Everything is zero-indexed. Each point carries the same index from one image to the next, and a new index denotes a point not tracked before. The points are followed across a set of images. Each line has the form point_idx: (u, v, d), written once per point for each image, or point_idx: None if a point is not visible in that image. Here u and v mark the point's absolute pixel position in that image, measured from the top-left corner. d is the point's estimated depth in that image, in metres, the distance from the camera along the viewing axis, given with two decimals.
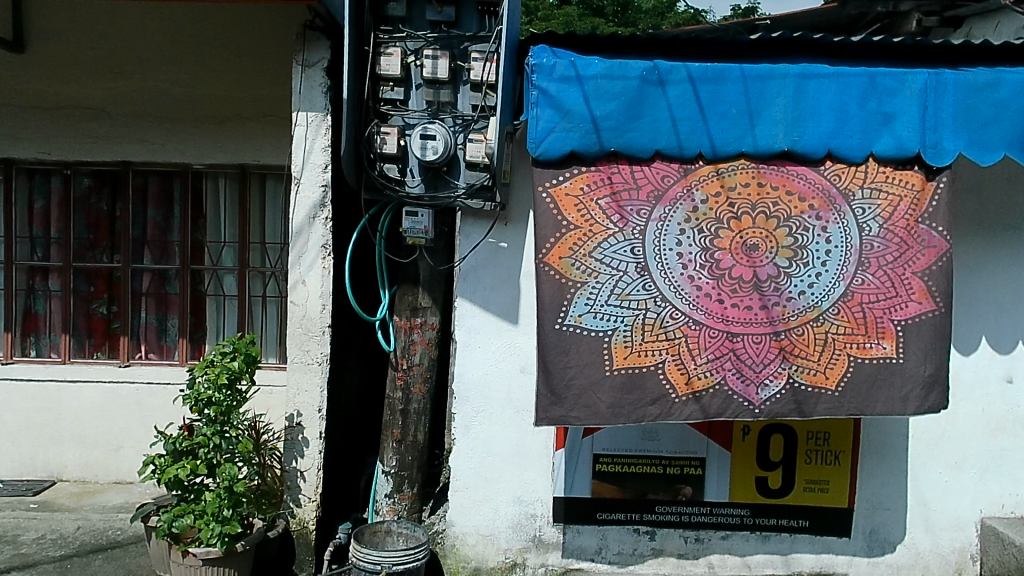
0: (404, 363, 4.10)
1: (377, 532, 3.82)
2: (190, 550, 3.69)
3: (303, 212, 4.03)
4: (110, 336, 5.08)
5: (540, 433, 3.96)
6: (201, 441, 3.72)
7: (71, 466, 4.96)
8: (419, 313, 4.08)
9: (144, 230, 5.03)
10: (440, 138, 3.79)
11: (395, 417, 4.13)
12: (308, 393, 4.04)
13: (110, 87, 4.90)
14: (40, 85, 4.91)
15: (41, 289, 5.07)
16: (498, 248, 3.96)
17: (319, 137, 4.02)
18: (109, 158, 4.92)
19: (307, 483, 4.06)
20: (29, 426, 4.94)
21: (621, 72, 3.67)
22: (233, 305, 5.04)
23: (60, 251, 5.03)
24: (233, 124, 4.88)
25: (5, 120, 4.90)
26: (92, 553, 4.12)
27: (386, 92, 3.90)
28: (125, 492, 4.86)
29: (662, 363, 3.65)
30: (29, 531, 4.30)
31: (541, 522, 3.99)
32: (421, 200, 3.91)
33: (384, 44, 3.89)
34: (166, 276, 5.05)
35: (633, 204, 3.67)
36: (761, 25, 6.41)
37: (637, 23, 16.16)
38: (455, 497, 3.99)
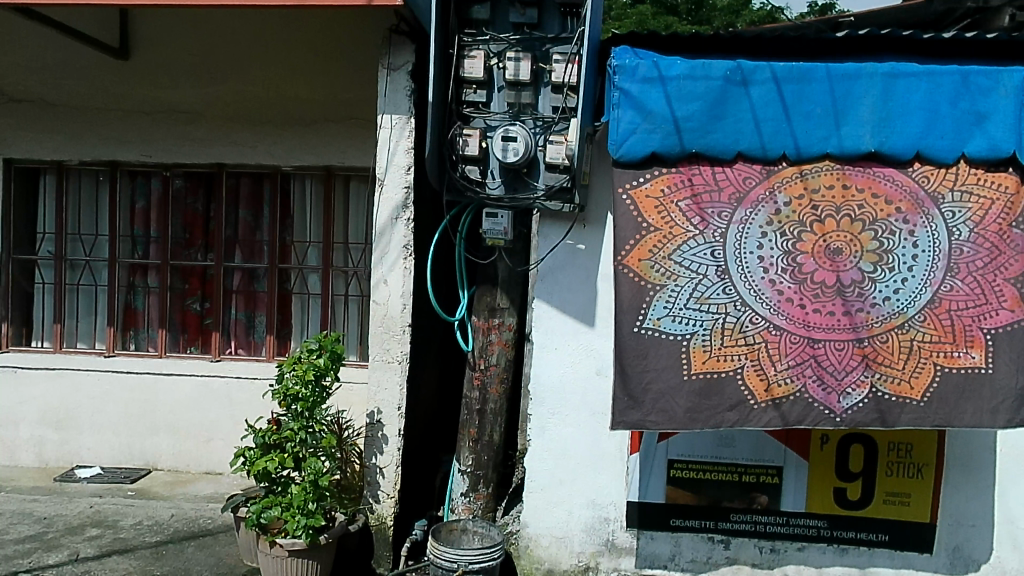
0: (482, 363, 4.15)
1: (453, 529, 3.86)
2: (277, 541, 3.78)
3: (386, 213, 4.11)
4: (203, 331, 5.32)
5: (615, 436, 3.94)
6: (288, 435, 3.85)
7: (166, 455, 5.22)
8: (497, 313, 4.12)
9: (235, 229, 5.25)
10: (521, 140, 3.84)
11: (471, 416, 4.18)
12: (388, 391, 4.13)
13: (206, 92, 5.12)
14: (144, 91, 5.17)
15: (141, 286, 5.34)
16: (576, 250, 3.96)
17: (403, 139, 4.10)
18: (204, 160, 5.15)
19: (386, 479, 4.13)
20: (128, 416, 5.21)
21: (704, 73, 3.65)
22: (317, 303, 5.21)
23: (158, 249, 5.30)
24: (320, 127, 5.04)
25: (110, 124, 5.18)
26: (185, 540, 4.32)
27: (469, 95, 3.95)
28: (214, 482, 5.07)
29: (741, 368, 3.56)
30: (127, 517, 4.54)
31: (614, 527, 3.96)
32: (501, 201, 3.94)
33: (467, 47, 3.94)
34: (255, 275, 5.26)
35: (714, 206, 3.61)
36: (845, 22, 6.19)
37: (712, 21, 15.22)
38: (530, 498, 4.01)
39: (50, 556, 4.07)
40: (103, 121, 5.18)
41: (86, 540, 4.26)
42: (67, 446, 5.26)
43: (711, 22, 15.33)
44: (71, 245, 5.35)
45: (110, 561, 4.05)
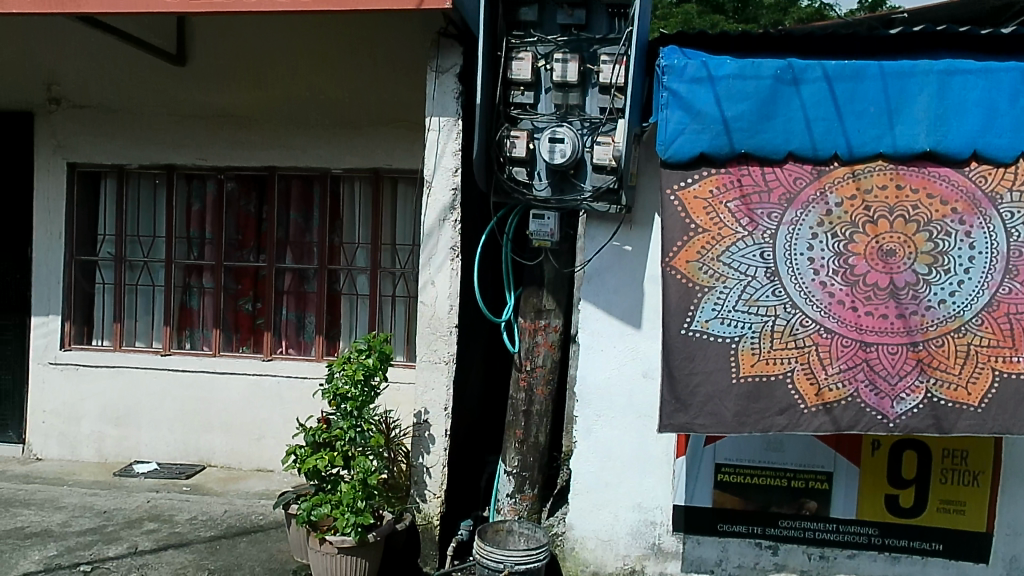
0: (529, 364, 4.15)
1: (499, 530, 3.86)
2: (327, 538, 3.84)
3: (433, 214, 4.14)
4: (254, 331, 5.43)
5: (661, 439, 3.91)
6: (338, 434, 3.92)
7: (219, 452, 5.33)
8: (543, 315, 4.12)
9: (286, 231, 5.35)
10: (568, 141, 3.82)
11: (518, 417, 4.19)
12: (435, 391, 4.16)
13: (260, 96, 5.22)
14: (200, 96, 5.29)
15: (196, 286, 5.48)
16: (622, 251, 3.94)
17: (451, 141, 4.13)
18: (257, 164, 5.26)
19: (432, 479, 4.17)
20: (183, 413, 5.34)
21: (754, 72, 3.65)
22: (365, 304, 5.27)
23: (213, 250, 5.43)
24: (369, 130, 5.10)
25: (168, 128, 5.32)
26: (237, 536, 4.41)
27: (516, 96, 3.96)
28: (266, 479, 5.17)
29: (791, 371, 3.49)
30: (182, 512, 4.65)
31: (660, 530, 3.93)
32: (548, 203, 3.94)
33: (516, 49, 3.95)
34: (306, 275, 5.35)
35: (763, 207, 3.57)
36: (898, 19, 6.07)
37: (758, 19, 14.70)
38: (575, 500, 4.00)
39: (110, 549, 4.19)
40: (161, 125, 5.33)
41: (143, 533, 4.38)
42: (125, 441, 5.42)
43: (758, 20, 14.74)
44: (130, 246, 5.51)
45: (166, 554, 4.15)
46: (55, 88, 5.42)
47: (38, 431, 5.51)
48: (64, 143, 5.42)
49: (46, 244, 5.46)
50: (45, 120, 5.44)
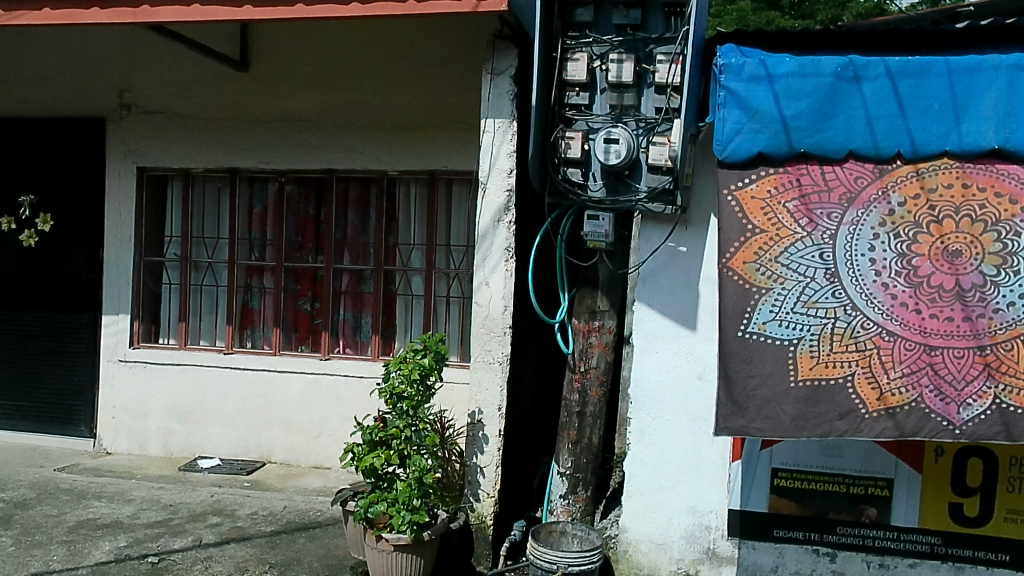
0: (582, 365, 4.14)
1: (553, 531, 3.86)
2: (383, 535, 3.87)
3: (488, 216, 4.17)
4: (313, 331, 5.53)
5: (717, 442, 3.85)
6: (394, 432, 3.96)
7: (278, 449, 5.44)
8: (597, 316, 4.10)
9: (344, 233, 5.44)
10: (623, 142, 3.82)
11: (571, 418, 4.17)
12: (489, 392, 4.18)
13: (320, 100, 5.33)
14: (262, 101, 5.43)
15: (257, 286, 5.60)
16: (677, 253, 3.90)
17: (506, 142, 4.14)
18: (316, 166, 5.36)
19: (487, 478, 4.18)
20: (244, 411, 5.47)
21: (814, 70, 3.58)
22: (420, 304, 5.33)
23: (273, 251, 5.55)
24: (425, 132, 5.15)
25: (232, 132, 5.46)
26: (296, 531, 4.49)
27: (572, 97, 3.96)
28: (324, 476, 5.26)
29: (851, 375, 3.40)
30: (244, 507, 4.77)
31: (715, 535, 3.87)
32: (602, 204, 3.93)
33: (571, 49, 3.96)
34: (362, 276, 5.43)
35: (823, 207, 3.50)
36: (963, 13, 5.89)
37: (815, 15, 14.23)
38: (629, 502, 3.97)
39: (175, 541, 4.32)
40: (225, 130, 5.47)
41: (207, 527, 4.50)
42: (190, 437, 5.58)
43: (814, 15, 14.29)
44: (195, 247, 5.67)
45: (229, 548, 4.26)
46: (126, 95, 5.63)
47: (108, 426, 5.71)
48: (134, 148, 5.61)
49: (117, 246, 5.66)
50: (116, 126, 5.65)
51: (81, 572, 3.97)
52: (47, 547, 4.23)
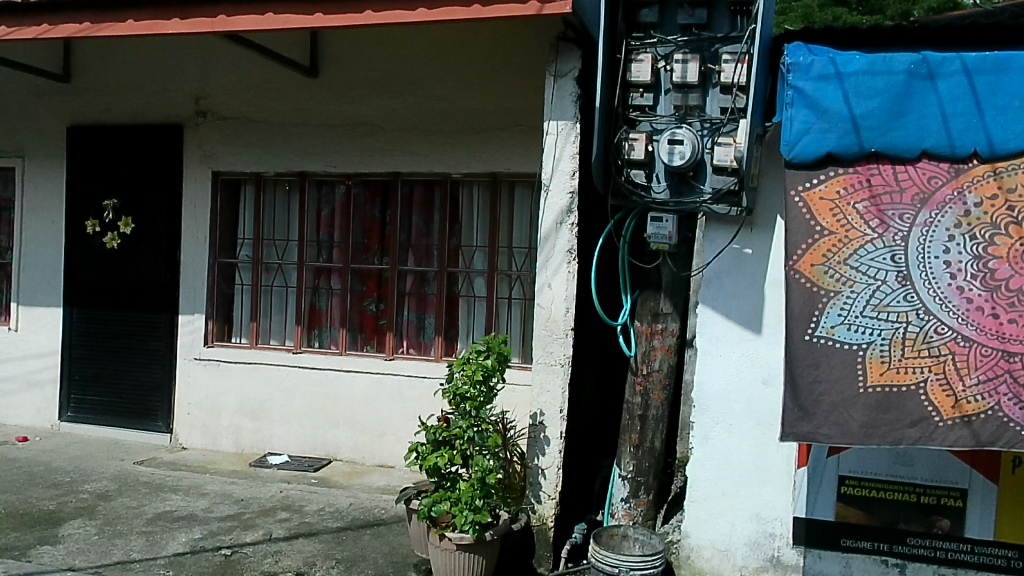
0: (644, 368, 4.11)
1: (614, 535, 3.82)
2: (446, 534, 3.90)
3: (551, 217, 4.18)
4: (378, 331, 5.62)
5: (782, 448, 3.78)
6: (457, 432, 3.99)
7: (344, 448, 5.54)
8: (660, 318, 4.07)
9: (409, 234, 5.52)
10: (688, 142, 3.78)
11: (633, 421, 4.15)
12: (551, 393, 4.17)
13: (386, 104, 5.42)
14: (330, 106, 5.55)
15: (324, 287, 5.72)
16: (742, 255, 3.84)
17: (568, 145, 4.15)
18: (382, 169, 5.45)
19: (547, 480, 4.18)
20: (312, 409, 5.59)
21: (886, 67, 3.49)
22: (482, 306, 5.38)
23: (341, 252, 5.67)
24: (487, 135, 5.18)
25: (301, 137, 5.60)
26: (362, 528, 4.58)
27: (636, 98, 3.94)
28: (387, 474, 5.34)
29: (924, 382, 3.29)
30: (312, 503, 4.88)
31: (780, 542, 3.80)
32: (667, 205, 3.89)
33: (635, 50, 3.94)
34: (426, 277, 5.50)
35: (895, 207, 3.39)
36: None
37: (886, 10, 13.57)
38: (691, 507, 3.93)
39: (247, 534, 4.45)
40: (295, 134, 5.61)
41: (277, 522, 4.62)
42: (260, 434, 5.73)
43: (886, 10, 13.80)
44: (266, 249, 5.83)
45: (298, 542, 4.36)
46: (202, 102, 5.84)
47: (184, 422, 5.92)
48: (209, 154, 5.80)
49: (192, 248, 5.86)
50: (193, 131, 5.86)
51: (159, 561, 4.12)
52: (128, 537, 4.41)
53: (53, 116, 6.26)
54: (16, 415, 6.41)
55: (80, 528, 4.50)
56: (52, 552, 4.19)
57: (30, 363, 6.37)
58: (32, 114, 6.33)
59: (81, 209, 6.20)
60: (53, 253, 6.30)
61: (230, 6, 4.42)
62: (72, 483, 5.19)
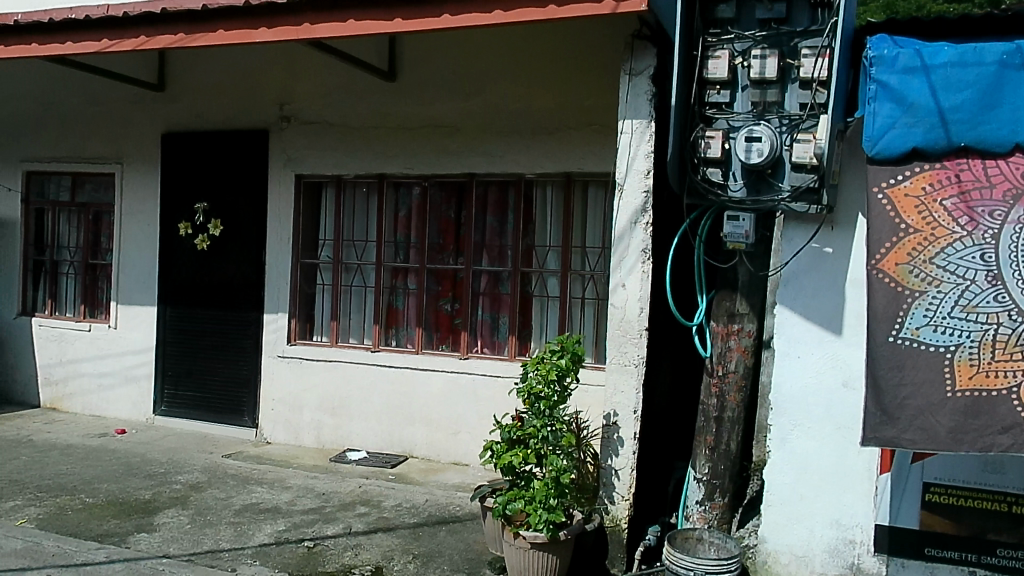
0: (720, 369, 4.06)
1: (689, 538, 3.77)
2: (520, 533, 3.93)
3: (624, 217, 4.16)
4: (453, 331, 5.69)
5: (863, 453, 3.67)
6: (532, 431, 4.00)
7: (420, 445, 5.64)
8: (736, 319, 4.02)
9: (483, 235, 5.57)
10: (766, 140, 3.69)
11: (708, 423, 4.10)
12: (625, 394, 4.15)
13: (462, 106, 5.49)
14: (408, 108, 5.65)
15: (401, 287, 5.83)
16: (823, 254, 3.74)
17: (643, 144, 4.12)
18: (457, 171, 5.51)
19: (621, 481, 4.15)
20: (389, 406, 5.70)
21: (976, 58, 3.35)
22: (555, 306, 5.39)
23: (417, 253, 5.76)
24: (561, 134, 5.18)
25: (380, 139, 5.71)
26: (438, 524, 4.65)
27: (712, 95, 3.89)
28: (462, 472, 5.40)
29: (1017, 386, 3.15)
30: (390, 498, 4.97)
31: (861, 550, 3.69)
32: (743, 204, 3.81)
33: (712, 47, 3.88)
34: (500, 277, 5.55)
35: (985, 204, 3.26)
36: None
37: None
38: (768, 512, 3.85)
39: (328, 527, 4.58)
40: (375, 137, 5.73)
41: (356, 516, 4.73)
42: (340, 430, 5.88)
43: None
44: (346, 249, 5.97)
45: (377, 537, 4.46)
46: (286, 107, 6.03)
47: (268, 417, 6.12)
48: (292, 158, 5.99)
49: (277, 249, 6.06)
50: (278, 136, 6.05)
51: (246, 551, 4.27)
52: (217, 527, 4.59)
53: (149, 123, 6.57)
54: (115, 408, 6.74)
55: (173, 517, 4.70)
56: (148, 539, 4.40)
57: (127, 358, 6.70)
58: (130, 121, 6.65)
59: (174, 212, 6.47)
60: (148, 254, 6.60)
61: (313, 13, 4.56)
62: (165, 474, 5.43)
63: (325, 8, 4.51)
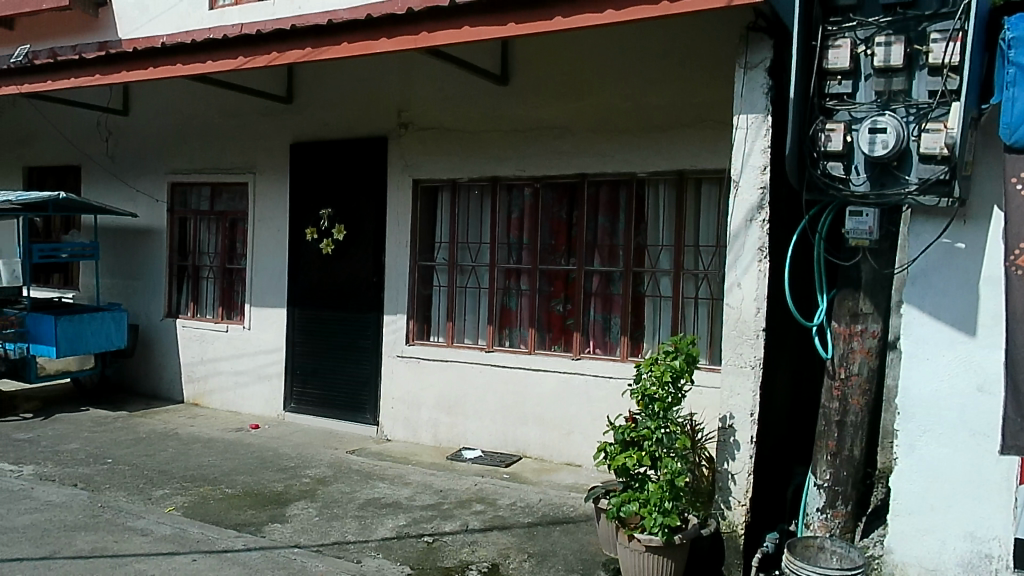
0: (842, 372, 3.90)
1: (810, 546, 3.62)
2: (635, 535, 3.88)
3: (740, 215, 4.05)
4: (565, 331, 5.70)
5: (1001, 462, 3.43)
6: (645, 433, 3.95)
7: (534, 445, 5.68)
8: (860, 319, 3.84)
9: (595, 235, 5.56)
10: (891, 131, 3.50)
11: (830, 427, 3.95)
12: (741, 397, 4.04)
13: (573, 107, 5.50)
14: (520, 111, 5.71)
15: (514, 288, 5.89)
16: (954, 250, 3.53)
17: (759, 138, 3.99)
18: (568, 171, 5.51)
19: (737, 486, 4.04)
20: (503, 406, 5.77)
21: None
22: (668, 306, 5.32)
23: (530, 254, 5.80)
24: (673, 132, 5.11)
25: (494, 142, 5.80)
26: (552, 524, 4.67)
27: (833, 86, 3.75)
28: (575, 473, 5.41)
29: None
30: (505, 497, 5.04)
31: (998, 565, 3.45)
32: (867, 199, 3.64)
33: (832, 36, 3.74)
34: (612, 277, 5.52)
35: None
36: None
37: None
38: (895, 521, 3.65)
39: (447, 524, 4.68)
40: (489, 141, 5.82)
41: (473, 513, 4.82)
42: (457, 428, 5.99)
43: None
44: (461, 252, 6.08)
45: (493, 534, 4.53)
46: (404, 115, 6.21)
47: (389, 415, 6.32)
48: (410, 163, 6.16)
49: (396, 252, 6.24)
50: (396, 143, 6.24)
51: (370, 544, 4.42)
52: (344, 519, 4.77)
53: (279, 134, 6.91)
54: (249, 404, 7.13)
55: (303, 509, 4.93)
56: (281, 529, 4.63)
57: (260, 358, 7.06)
58: (262, 133, 7.01)
59: (301, 218, 6.78)
60: (278, 259, 6.94)
61: (430, 22, 4.67)
62: (296, 468, 5.69)
63: (441, 16, 4.62)
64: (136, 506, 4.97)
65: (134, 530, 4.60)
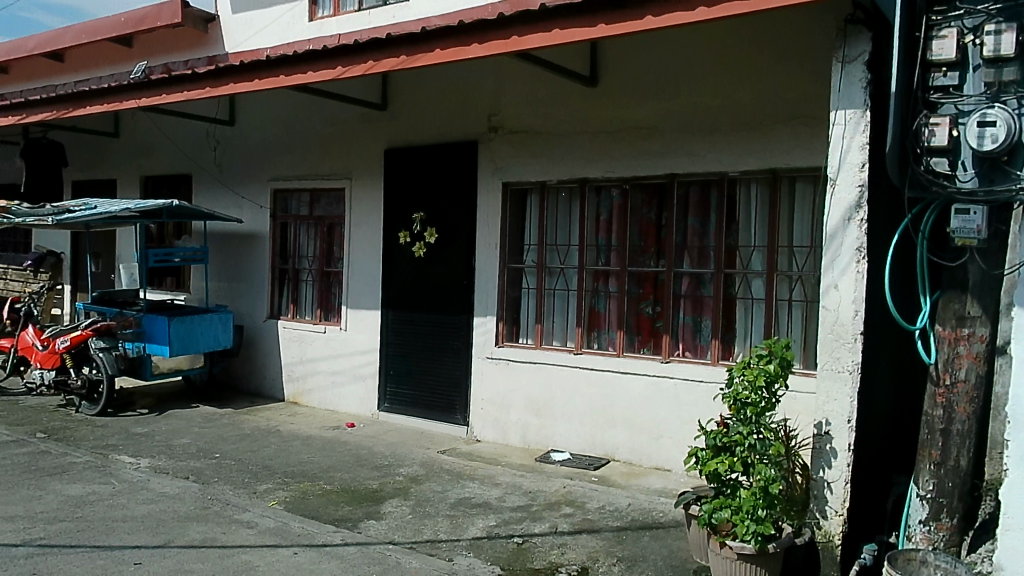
0: (947, 378, 3.71)
1: (912, 560, 3.46)
2: (727, 542, 3.78)
3: (837, 214, 3.92)
4: (654, 334, 5.63)
5: None
6: (737, 439, 3.84)
7: (622, 448, 5.62)
8: (966, 322, 3.65)
9: (684, 236, 5.47)
10: (1001, 123, 3.34)
11: (934, 437, 3.77)
12: (838, 402, 3.92)
13: (663, 106, 5.42)
14: (610, 112, 5.67)
15: (603, 290, 5.85)
16: None
17: (858, 135, 3.86)
18: (659, 171, 5.44)
19: (833, 495, 3.94)
20: (592, 409, 5.74)
21: None
22: (760, 309, 5.19)
23: (619, 256, 5.75)
24: (766, 129, 4.98)
25: (584, 143, 5.78)
26: (642, 529, 4.61)
27: (937, 79, 3.56)
28: (664, 477, 5.32)
29: None
30: (594, 500, 5.01)
31: None
32: (975, 196, 3.48)
33: (937, 26, 3.57)
34: (702, 279, 5.43)
35: None
36: None
37: None
38: (1006, 537, 3.43)
39: (536, 525, 4.69)
40: (578, 142, 5.80)
41: (562, 516, 4.81)
42: (545, 430, 6.00)
43: None
44: (549, 253, 6.08)
45: (582, 537, 4.51)
46: (495, 118, 6.27)
47: (479, 415, 6.37)
48: (500, 166, 6.20)
49: (486, 254, 6.30)
50: (487, 146, 6.30)
51: (461, 543, 4.47)
52: (435, 518, 4.84)
53: (374, 140, 7.07)
54: (346, 403, 7.32)
55: (397, 507, 5.02)
56: (377, 526, 4.73)
57: (355, 359, 7.24)
58: (358, 139, 7.20)
59: (395, 221, 6.92)
60: (373, 262, 7.11)
61: (521, 26, 4.69)
62: (389, 466, 5.81)
63: (532, 20, 4.63)
64: (241, 499, 5.18)
65: (240, 523, 4.79)
